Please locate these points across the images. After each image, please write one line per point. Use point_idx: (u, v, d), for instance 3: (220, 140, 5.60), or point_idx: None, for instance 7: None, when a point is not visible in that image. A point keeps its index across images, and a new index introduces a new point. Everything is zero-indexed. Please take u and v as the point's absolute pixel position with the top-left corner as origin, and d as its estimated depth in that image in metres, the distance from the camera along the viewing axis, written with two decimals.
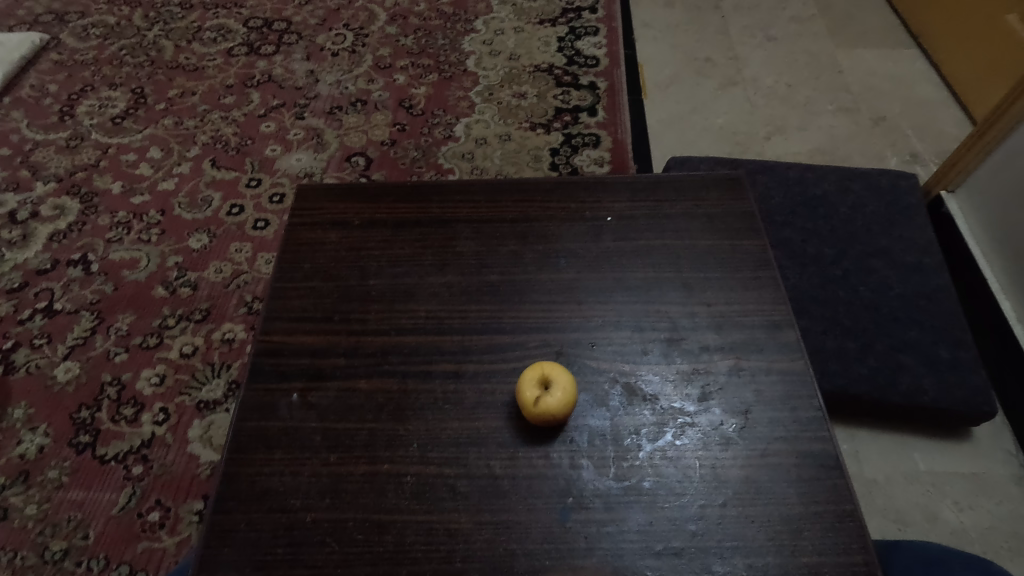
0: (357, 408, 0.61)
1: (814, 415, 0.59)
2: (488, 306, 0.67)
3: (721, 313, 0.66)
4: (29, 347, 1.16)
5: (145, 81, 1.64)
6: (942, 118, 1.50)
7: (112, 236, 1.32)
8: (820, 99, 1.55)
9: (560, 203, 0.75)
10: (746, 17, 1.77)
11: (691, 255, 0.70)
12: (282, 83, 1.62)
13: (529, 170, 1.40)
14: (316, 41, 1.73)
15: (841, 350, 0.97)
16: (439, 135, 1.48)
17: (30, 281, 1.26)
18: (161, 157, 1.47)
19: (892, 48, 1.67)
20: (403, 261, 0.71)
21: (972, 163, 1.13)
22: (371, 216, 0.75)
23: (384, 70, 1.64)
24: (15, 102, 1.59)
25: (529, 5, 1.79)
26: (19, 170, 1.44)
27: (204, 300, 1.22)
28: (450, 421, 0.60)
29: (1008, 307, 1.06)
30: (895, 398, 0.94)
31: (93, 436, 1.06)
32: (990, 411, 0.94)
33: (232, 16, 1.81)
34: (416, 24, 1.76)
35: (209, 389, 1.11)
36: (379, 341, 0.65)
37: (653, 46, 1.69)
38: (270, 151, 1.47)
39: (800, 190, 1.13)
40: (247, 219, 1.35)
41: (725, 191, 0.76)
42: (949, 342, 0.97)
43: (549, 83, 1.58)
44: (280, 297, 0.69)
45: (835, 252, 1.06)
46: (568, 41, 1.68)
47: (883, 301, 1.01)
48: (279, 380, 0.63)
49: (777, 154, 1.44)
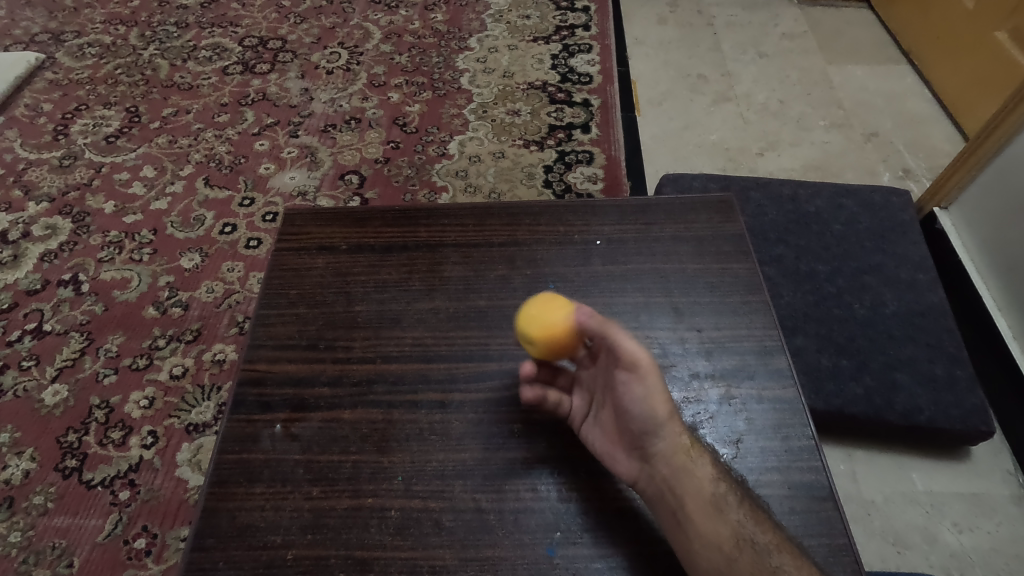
0: (341, 439, 0.60)
1: (806, 443, 0.59)
2: (475, 333, 0.66)
3: (712, 338, 0.65)
4: (17, 369, 1.15)
5: (140, 100, 1.64)
6: (934, 134, 1.50)
7: (103, 256, 1.32)
8: (812, 115, 1.56)
9: (549, 227, 0.75)
10: (738, 33, 1.79)
11: (681, 279, 0.70)
12: (277, 101, 1.62)
13: (523, 187, 1.40)
14: (311, 59, 1.73)
15: (836, 370, 0.96)
16: (433, 153, 1.48)
17: (20, 301, 1.25)
18: (155, 176, 1.46)
19: (883, 64, 1.68)
20: (390, 287, 0.70)
21: (965, 179, 1.13)
22: (358, 240, 0.74)
23: (379, 87, 1.64)
24: (9, 121, 1.59)
25: (523, 23, 1.80)
26: (12, 190, 1.44)
27: (195, 320, 1.21)
28: (435, 453, 0.59)
29: (1004, 323, 1.05)
30: (892, 417, 0.93)
31: (80, 460, 1.04)
32: (988, 431, 0.93)
33: (227, 35, 1.82)
34: (410, 42, 1.77)
35: (198, 411, 1.09)
36: (365, 369, 0.64)
37: (647, 63, 1.70)
38: (264, 169, 1.47)
39: (793, 206, 1.13)
40: (240, 237, 1.34)
41: (715, 213, 0.76)
42: (945, 360, 0.96)
43: (543, 100, 1.58)
44: (264, 324, 0.68)
45: (829, 269, 1.05)
46: (562, 58, 1.69)
47: (878, 319, 1.00)
48: (262, 410, 0.62)
49: (770, 170, 1.44)
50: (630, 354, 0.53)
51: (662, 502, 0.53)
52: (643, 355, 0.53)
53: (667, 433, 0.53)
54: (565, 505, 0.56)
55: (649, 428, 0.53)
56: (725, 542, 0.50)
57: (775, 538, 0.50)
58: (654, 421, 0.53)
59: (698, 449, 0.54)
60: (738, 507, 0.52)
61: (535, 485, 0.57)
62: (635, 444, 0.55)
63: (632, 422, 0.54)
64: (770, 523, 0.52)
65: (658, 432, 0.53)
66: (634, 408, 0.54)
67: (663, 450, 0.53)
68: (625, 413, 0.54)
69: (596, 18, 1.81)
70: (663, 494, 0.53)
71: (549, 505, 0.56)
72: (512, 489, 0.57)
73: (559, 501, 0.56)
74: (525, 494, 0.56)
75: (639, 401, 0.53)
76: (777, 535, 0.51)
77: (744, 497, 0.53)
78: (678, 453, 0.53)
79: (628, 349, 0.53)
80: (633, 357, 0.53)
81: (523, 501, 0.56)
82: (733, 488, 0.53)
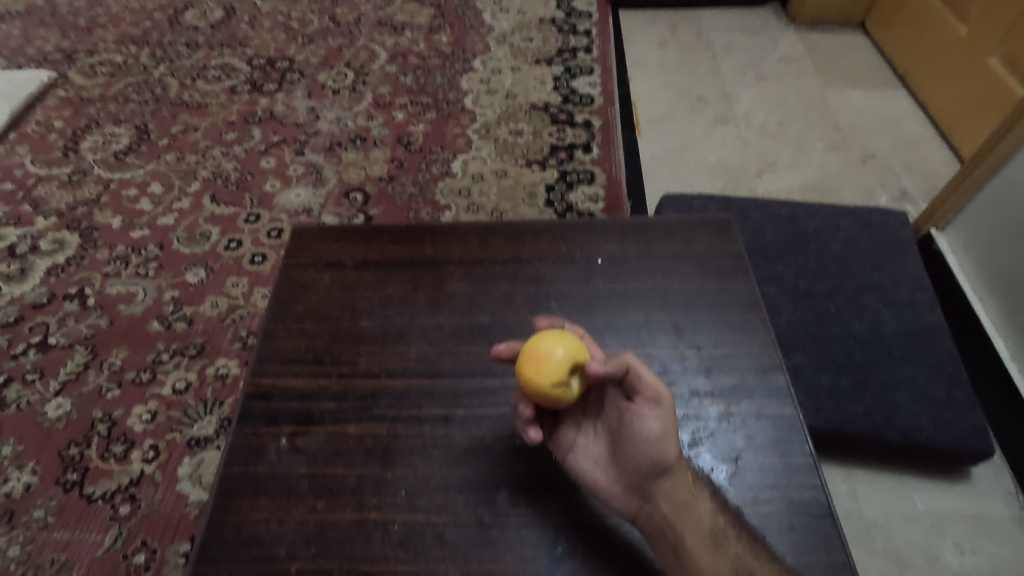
0: (345, 453, 0.60)
1: (805, 461, 0.59)
2: (478, 348, 0.67)
3: (711, 356, 0.66)
4: (21, 382, 1.16)
5: (149, 117, 1.67)
6: (930, 156, 1.52)
7: (109, 270, 1.33)
8: (810, 136, 1.59)
9: (552, 245, 0.76)
10: (737, 56, 1.82)
11: (681, 297, 0.71)
12: (284, 119, 1.65)
13: (525, 206, 1.42)
14: (317, 79, 1.77)
15: (836, 388, 0.97)
16: (436, 171, 1.51)
17: (26, 315, 1.26)
18: (162, 192, 1.48)
19: (878, 88, 1.71)
20: (395, 302, 0.71)
21: (961, 201, 1.15)
22: (364, 257, 0.76)
23: (384, 107, 1.68)
24: (21, 138, 1.62)
25: (525, 45, 1.84)
26: (22, 205, 1.46)
27: (200, 335, 1.22)
28: (439, 467, 0.59)
29: (1002, 343, 1.06)
30: (892, 436, 0.93)
31: (81, 473, 1.04)
32: (987, 451, 0.93)
33: (236, 55, 1.86)
34: (415, 63, 1.80)
35: (200, 425, 1.10)
36: (370, 384, 0.65)
37: (647, 85, 1.73)
38: (269, 186, 1.49)
39: (792, 226, 1.14)
40: (245, 253, 1.36)
41: (713, 232, 0.77)
42: (944, 380, 0.97)
43: (545, 121, 1.61)
44: (271, 338, 0.69)
45: (827, 288, 1.06)
46: (564, 80, 1.72)
47: (877, 338, 1.01)
48: (268, 423, 0.62)
49: (768, 191, 1.47)
50: (649, 389, 0.54)
51: (660, 538, 0.52)
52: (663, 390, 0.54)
53: (673, 471, 0.53)
54: (567, 520, 0.56)
55: (656, 467, 0.53)
56: None
57: (774, 570, 0.51)
58: (661, 459, 0.53)
59: (699, 485, 0.55)
60: (737, 540, 0.52)
61: (537, 500, 0.57)
62: (638, 482, 0.54)
63: (638, 462, 0.53)
64: (769, 555, 0.52)
65: (665, 470, 0.53)
66: (644, 447, 0.53)
67: (667, 489, 0.53)
68: (633, 452, 0.54)
69: (597, 40, 1.85)
70: (662, 531, 0.52)
71: (551, 520, 0.56)
72: (515, 504, 0.57)
73: (562, 516, 0.56)
74: (527, 508, 0.57)
75: (655, 440, 0.53)
76: (775, 567, 0.51)
77: (743, 530, 0.53)
78: (680, 491, 0.53)
79: (649, 382, 0.54)
80: (654, 394, 0.54)
81: (525, 516, 0.57)
82: (732, 522, 0.53)
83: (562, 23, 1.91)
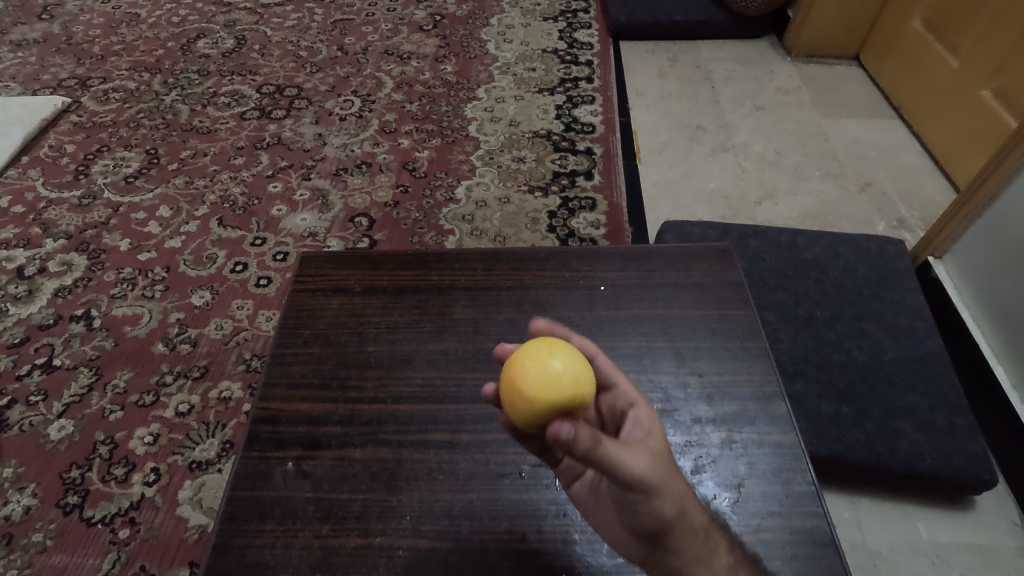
0: (351, 477, 0.61)
1: (807, 488, 0.60)
2: (483, 374, 0.68)
3: (713, 383, 0.67)
4: (25, 404, 1.16)
5: (160, 142, 1.71)
6: (927, 185, 1.55)
7: (116, 292, 1.35)
8: (808, 165, 1.62)
9: (555, 272, 0.77)
10: (736, 87, 1.86)
11: (682, 324, 0.72)
12: (291, 145, 1.69)
13: (528, 232, 1.44)
14: (325, 106, 1.81)
15: (837, 416, 0.97)
16: (440, 197, 1.53)
17: (31, 336, 1.27)
18: (170, 215, 1.51)
19: (874, 118, 1.75)
20: (401, 328, 0.72)
21: (957, 230, 1.16)
22: (371, 282, 0.77)
23: (390, 134, 1.71)
24: (33, 162, 1.65)
25: (529, 75, 1.89)
26: (32, 227, 1.48)
27: (203, 357, 1.23)
28: (444, 492, 0.60)
29: (1002, 371, 1.06)
30: (895, 464, 0.93)
31: (81, 496, 1.04)
32: (990, 479, 0.93)
33: (246, 83, 1.90)
34: (421, 92, 1.85)
35: (202, 448, 1.10)
36: (376, 409, 0.66)
37: (648, 114, 1.77)
38: (276, 211, 1.51)
39: (791, 253, 1.16)
40: (250, 276, 1.37)
41: (714, 260, 0.79)
42: (945, 408, 0.97)
43: (548, 148, 1.65)
44: (278, 362, 0.70)
45: (827, 315, 1.07)
46: (566, 109, 1.76)
47: (877, 365, 1.01)
48: (275, 447, 0.63)
49: (768, 218, 1.49)
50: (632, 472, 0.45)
51: None
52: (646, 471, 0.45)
53: (680, 531, 0.49)
54: (571, 547, 0.56)
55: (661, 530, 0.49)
56: None
57: None
58: (664, 523, 0.49)
59: (714, 536, 0.51)
60: None
61: (542, 526, 0.58)
62: (643, 537, 0.51)
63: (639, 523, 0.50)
64: None
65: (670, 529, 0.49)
66: (644, 514, 0.49)
67: (676, 545, 0.50)
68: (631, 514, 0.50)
69: (599, 71, 1.89)
70: None
71: (556, 547, 0.56)
72: (519, 531, 0.57)
73: (565, 542, 0.57)
74: (532, 535, 0.57)
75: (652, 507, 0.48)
76: None
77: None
78: (692, 546, 0.49)
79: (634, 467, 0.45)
80: (637, 476, 0.45)
81: (529, 542, 0.57)
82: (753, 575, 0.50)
83: (564, 54, 1.96)
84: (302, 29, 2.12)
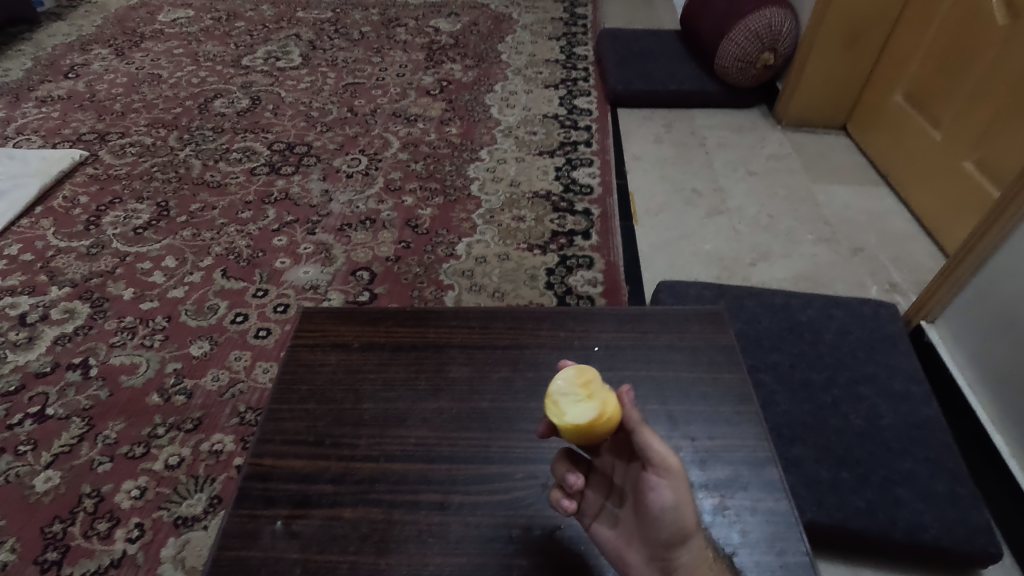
0: (341, 538, 0.60)
1: (801, 559, 0.59)
2: (476, 435, 0.68)
3: (706, 448, 0.67)
4: (13, 454, 1.15)
5: (171, 195, 1.76)
6: (917, 251, 1.59)
7: (115, 340, 1.35)
8: (800, 228, 1.66)
9: (550, 331, 0.79)
10: (728, 152, 1.94)
11: (675, 386, 0.73)
12: (298, 201, 1.74)
13: (526, 288, 1.46)
14: (332, 163, 1.88)
15: (836, 482, 0.96)
16: (441, 253, 1.57)
17: (27, 383, 1.27)
18: (175, 266, 1.53)
19: (862, 185, 1.81)
20: (397, 385, 0.73)
21: (946, 297, 1.18)
22: (369, 338, 0.78)
23: (394, 191, 1.77)
24: (47, 212, 1.70)
25: (530, 138, 1.97)
26: (38, 275, 1.51)
27: (198, 409, 1.22)
28: (432, 556, 0.59)
29: (1001, 439, 1.06)
30: (896, 534, 0.91)
31: (61, 553, 1.01)
32: (996, 552, 0.91)
33: (258, 140, 1.98)
34: (426, 151, 1.92)
35: (189, 504, 1.07)
36: (368, 468, 0.65)
37: (644, 176, 1.83)
38: (280, 263, 1.54)
39: (786, 315, 1.18)
40: (250, 327, 1.38)
41: (706, 323, 0.80)
42: (945, 476, 0.96)
43: (547, 208, 1.70)
44: (275, 418, 0.70)
45: (823, 378, 1.08)
46: (565, 170, 1.83)
47: (874, 430, 1.01)
48: (265, 505, 0.62)
49: (762, 279, 1.51)
50: (663, 461, 0.55)
51: (669, 546, 0.54)
52: (675, 460, 0.55)
53: (694, 546, 0.55)
54: None
55: (677, 538, 0.54)
56: (706, 563, 0.54)
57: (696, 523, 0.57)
58: (683, 533, 0.54)
59: (721, 567, 0.55)
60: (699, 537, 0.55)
61: None
62: (658, 553, 0.55)
63: (659, 528, 0.55)
64: None
65: (686, 542, 0.54)
66: (667, 515, 0.54)
67: (689, 565, 0.54)
68: (648, 520, 0.55)
69: (597, 135, 1.98)
70: (670, 542, 0.54)
71: None
72: None
73: None
74: None
75: (670, 510, 0.54)
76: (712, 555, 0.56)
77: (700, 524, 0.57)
78: (702, 566, 0.54)
79: (662, 454, 0.55)
80: (668, 467, 0.54)
81: None
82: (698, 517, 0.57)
83: (564, 120, 2.05)
84: (314, 91, 2.23)
